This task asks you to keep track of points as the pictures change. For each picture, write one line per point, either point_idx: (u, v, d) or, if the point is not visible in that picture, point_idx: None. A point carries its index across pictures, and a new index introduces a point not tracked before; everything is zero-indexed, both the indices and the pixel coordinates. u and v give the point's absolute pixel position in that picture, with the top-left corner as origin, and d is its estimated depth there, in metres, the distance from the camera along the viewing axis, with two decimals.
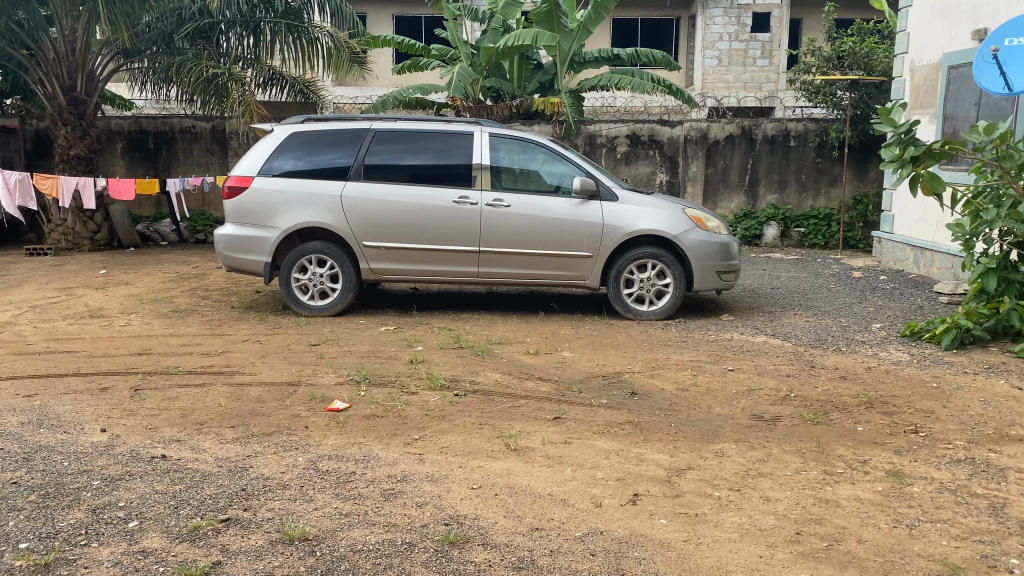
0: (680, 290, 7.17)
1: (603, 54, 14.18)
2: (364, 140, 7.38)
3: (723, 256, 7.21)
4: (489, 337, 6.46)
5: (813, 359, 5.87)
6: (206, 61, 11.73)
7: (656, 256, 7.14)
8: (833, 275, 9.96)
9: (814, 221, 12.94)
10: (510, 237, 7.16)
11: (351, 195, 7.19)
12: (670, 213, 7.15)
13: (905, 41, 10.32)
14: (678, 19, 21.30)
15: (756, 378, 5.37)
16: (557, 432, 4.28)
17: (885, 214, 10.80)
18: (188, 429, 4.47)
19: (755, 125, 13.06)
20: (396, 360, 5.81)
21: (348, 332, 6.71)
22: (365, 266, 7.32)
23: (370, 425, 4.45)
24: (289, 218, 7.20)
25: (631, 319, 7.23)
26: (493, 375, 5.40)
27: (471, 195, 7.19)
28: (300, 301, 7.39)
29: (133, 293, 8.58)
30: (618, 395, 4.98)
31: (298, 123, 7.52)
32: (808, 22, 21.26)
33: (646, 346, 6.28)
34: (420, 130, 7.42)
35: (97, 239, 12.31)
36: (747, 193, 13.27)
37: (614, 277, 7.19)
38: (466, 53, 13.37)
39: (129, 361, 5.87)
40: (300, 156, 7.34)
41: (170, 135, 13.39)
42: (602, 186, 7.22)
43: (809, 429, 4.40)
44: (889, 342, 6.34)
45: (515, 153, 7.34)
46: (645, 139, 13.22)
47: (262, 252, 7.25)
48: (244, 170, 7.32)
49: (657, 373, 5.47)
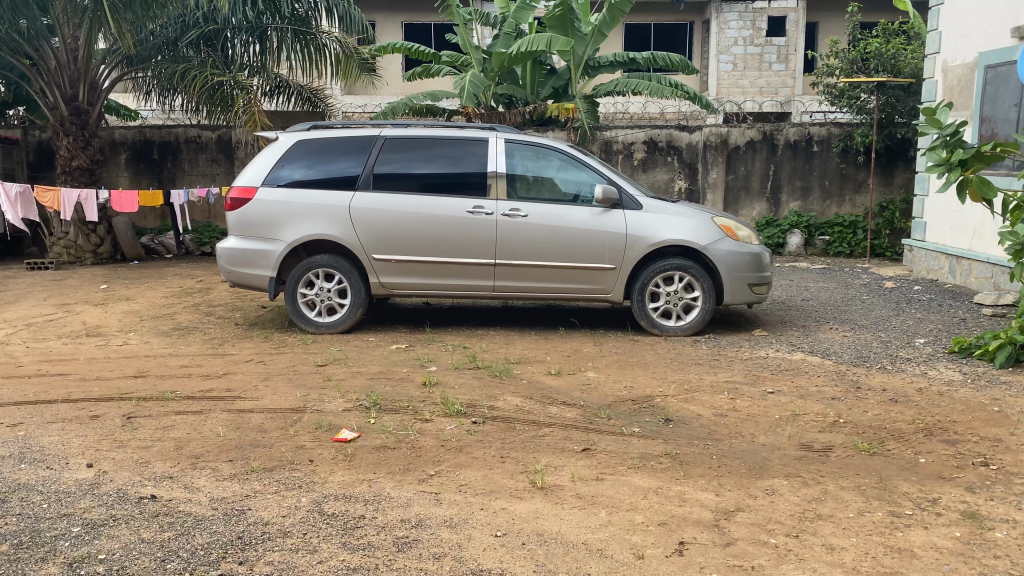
0: (709, 304, 6.75)
1: (618, 58, 13.81)
2: (374, 148, 7.01)
3: (755, 267, 6.79)
4: (508, 356, 6.06)
5: (859, 379, 5.44)
6: (211, 69, 11.41)
7: (683, 267, 6.72)
8: (863, 285, 9.53)
9: (839, 228, 12.54)
10: (528, 249, 6.77)
11: (360, 205, 6.82)
12: (696, 222, 6.75)
13: (936, 41, 9.91)
14: (692, 23, 20.91)
15: (799, 402, 4.95)
16: (587, 467, 3.88)
17: (917, 221, 10.35)
18: (182, 463, 4.08)
19: (777, 130, 12.64)
20: (408, 382, 5.42)
21: (357, 351, 6.32)
22: (375, 280, 6.94)
23: (380, 458, 4.05)
24: (295, 230, 6.83)
25: (657, 334, 6.81)
26: (513, 400, 5.00)
27: (486, 204, 6.81)
28: (307, 318, 7.00)
29: (134, 310, 8.24)
30: (650, 422, 4.57)
31: (304, 130, 7.17)
32: (825, 25, 20.83)
33: (675, 365, 5.87)
34: (432, 137, 7.05)
35: (100, 252, 11.99)
36: (769, 199, 12.85)
37: (638, 291, 6.78)
38: (478, 59, 13.04)
39: (124, 385, 5.49)
40: (308, 165, 6.98)
41: (176, 145, 13.09)
42: (624, 195, 6.82)
43: (866, 462, 3.98)
44: (937, 360, 5.90)
45: (530, 160, 6.96)
46: (662, 145, 12.83)
47: (266, 265, 6.89)
48: (248, 181, 6.98)
49: (691, 397, 5.06)
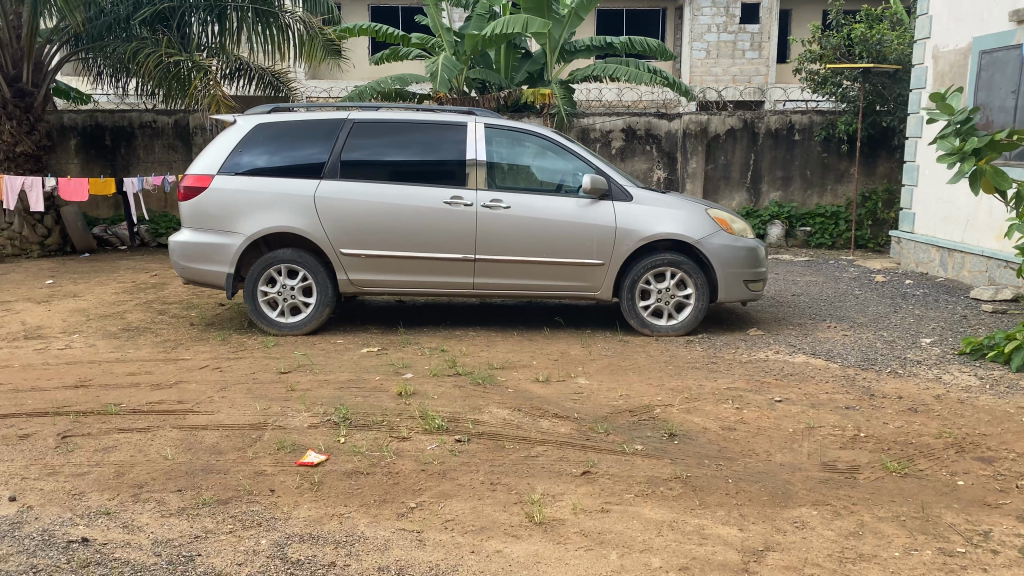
0: (703, 301, 6.31)
1: (595, 42, 13.35)
2: (341, 132, 6.46)
3: (751, 262, 6.35)
4: (490, 361, 5.57)
5: (870, 385, 5.03)
6: (166, 49, 10.70)
7: (675, 263, 6.26)
8: (852, 278, 9.19)
9: (821, 219, 12.22)
10: (510, 243, 6.27)
11: (325, 195, 6.27)
12: (689, 214, 6.30)
13: (926, 26, 9.56)
14: (665, 10, 20.48)
15: (812, 413, 4.53)
16: (590, 496, 3.41)
17: (904, 212, 10.04)
18: (123, 494, 3.53)
19: (758, 117, 12.26)
20: (381, 393, 4.89)
21: (324, 355, 5.78)
22: (343, 277, 6.39)
23: (352, 487, 3.55)
24: (256, 222, 6.27)
25: (648, 335, 6.36)
26: (500, 412, 4.51)
27: (464, 194, 6.30)
28: (269, 318, 6.45)
29: (80, 308, 7.59)
30: (654, 438, 4.11)
31: (264, 113, 6.59)
32: (797, 13, 20.54)
33: (671, 369, 5.42)
34: (404, 121, 6.50)
35: (47, 244, 11.27)
36: (749, 189, 12.47)
37: (628, 288, 6.32)
38: (450, 42, 12.49)
39: (62, 397, 4.90)
40: (270, 151, 6.41)
41: (129, 130, 12.34)
42: (613, 185, 6.35)
43: (899, 484, 3.57)
44: (948, 363, 5.52)
45: (511, 146, 6.46)
46: (641, 133, 12.39)
47: (224, 261, 6.32)
48: (203, 168, 6.39)
49: (695, 407, 4.61)
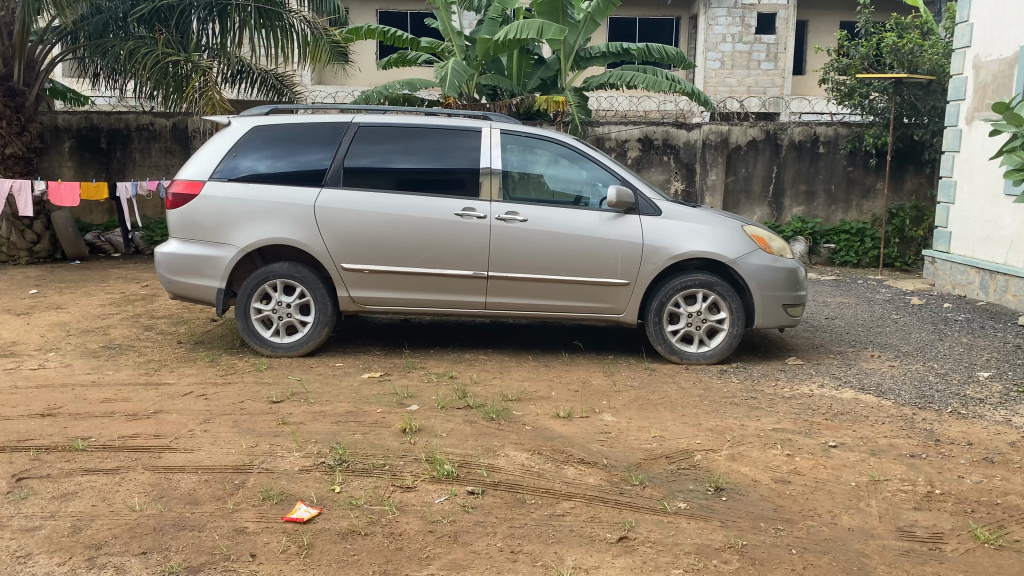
0: (738, 327, 5.76)
1: (611, 49, 12.86)
2: (345, 137, 5.93)
3: (790, 285, 5.81)
4: (504, 391, 5.02)
5: (933, 429, 4.47)
6: (164, 48, 10.21)
7: (708, 284, 5.72)
8: (886, 301, 8.64)
9: (846, 236, 11.66)
10: (526, 260, 5.73)
11: (326, 205, 5.74)
12: (724, 231, 5.76)
13: (966, 34, 9.03)
14: (678, 18, 19.99)
15: (873, 462, 3.98)
16: (631, 572, 2.87)
17: (940, 231, 9.50)
18: (77, 557, 3.00)
19: (781, 129, 11.73)
20: (383, 429, 4.35)
21: (321, 382, 5.24)
22: (344, 294, 5.86)
23: (348, 553, 3.01)
24: (249, 233, 5.75)
25: (676, 362, 5.80)
26: (518, 456, 3.96)
27: (477, 205, 5.76)
28: (262, 338, 5.88)
29: (61, 321, 7.07)
30: (697, 493, 3.57)
31: (261, 115, 6.07)
32: (815, 24, 20.02)
33: (707, 405, 4.87)
34: (413, 126, 5.97)
35: (36, 250, 10.79)
36: (771, 204, 11.93)
37: (655, 311, 5.77)
38: (461, 46, 12.01)
39: (25, 428, 4.36)
40: (267, 156, 5.89)
41: (125, 133, 11.85)
42: (640, 198, 5.81)
43: (996, 560, 3.01)
44: (1015, 402, 4.96)
45: (528, 154, 5.93)
46: (658, 143, 11.86)
47: (215, 275, 5.81)
48: (194, 173, 5.88)
49: (739, 454, 4.06)
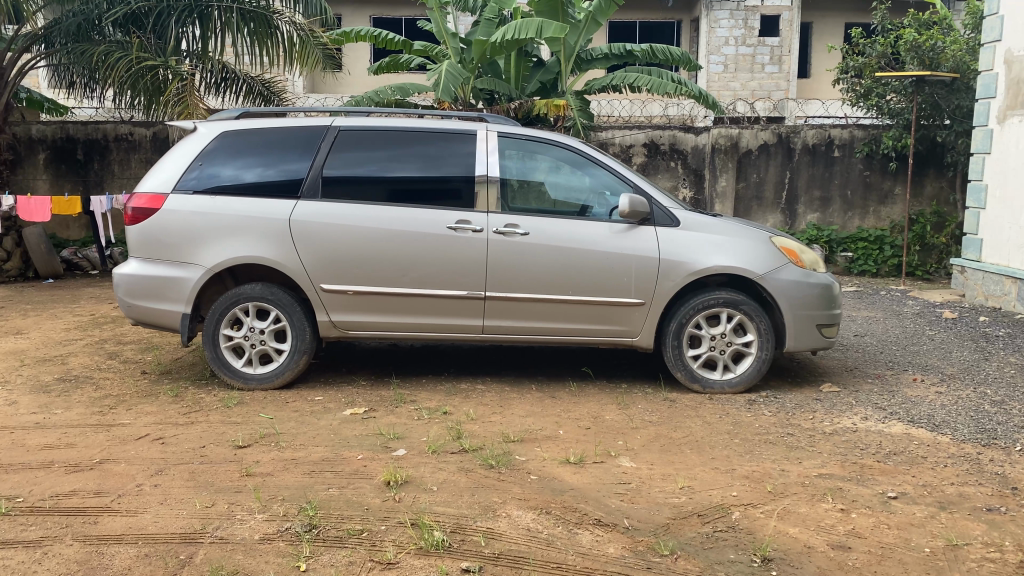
0: (767, 351, 5.13)
1: (614, 50, 12.26)
2: (324, 142, 5.31)
3: (825, 303, 5.18)
4: (505, 430, 4.38)
5: (1006, 473, 3.82)
6: (138, 52, 9.58)
7: (733, 303, 5.09)
8: (916, 314, 8.00)
9: (863, 244, 11.03)
10: (528, 278, 5.11)
11: (303, 219, 5.12)
12: (750, 244, 5.14)
13: (995, 27, 8.41)
14: (679, 22, 19.42)
15: (945, 519, 3.34)
16: None
17: (970, 238, 8.86)
18: None
19: (793, 132, 11.13)
20: (363, 481, 3.71)
21: (297, 421, 4.61)
22: (324, 319, 5.22)
23: None
24: (218, 251, 5.13)
25: (698, 391, 5.16)
26: (521, 516, 3.32)
27: (472, 217, 5.14)
28: (232, 368, 5.24)
29: (16, 350, 6.41)
30: (741, 567, 2.94)
31: (230, 119, 5.46)
32: (819, 26, 19.42)
33: (738, 445, 4.23)
34: (400, 129, 5.35)
35: (6, 268, 10.16)
36: (784, 211, 11.31)
37: (673, 333, 5.14)
38: (455, 49, 11.42)
39: None
40: (237, 165, 5.27)
41: (103, 143, 11.23)
42: (654, 207, 5.19)
43: None
44: None
45: (528, 159, 5.31)
46: (665, 148, 11.26)
47: (179, 299, 5.18)
48: (155, 185, 5.26)
49: (785, 510, 3.42)
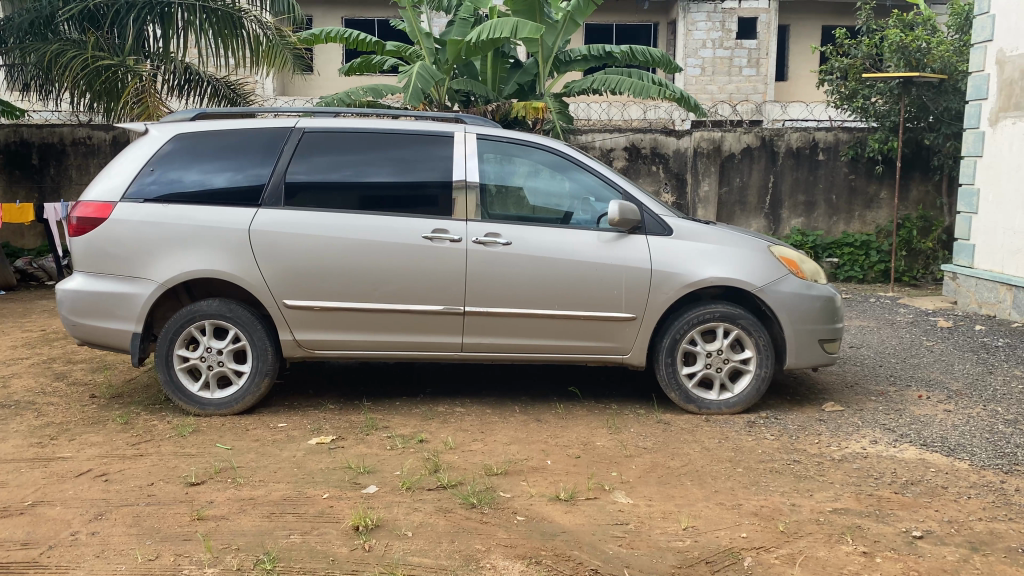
0: (767, 368, 4.78)
1: (593, 51, 11.91)
2: (288, 145, 4.89)
3: (827, 316, 4.85)
4: (487, 462, 3.99)
5: None
6: (93, 51, 9.05)
7: (730, 317, 4.74)
8: (910, 323, 7.71)
9: (849, 249, 10.75)
10: (510, 291, 4.72)
11: (266, 229, 4.70)
12: (747, 253, 4.80)
13: (987, 26, 8.16)
14: (656, 24, 19.16)
15: (980, 563, 3.00)
16: None
17: (962, 243, 8.60)
18: None
19: (777, 135, 10.84)
20: (329, 526, 3.30)
21: (258, 452, 4.19)
22: (288, 337, 4.80)
23: None
24: (173, 264, 4.70)
25: (694, 412, 4.80)
26: (509, 568, 2.94)
27: (450, 226, 4.75)
28: (187, 392, 4.80)
29: None
30: None
31: (185, 121, 5.02)
32: (796, 29, 19.25)
33: (743, 475, 3.88)
34: (370, 131, 4.94)
35: None
36: (768, 215, 11.02)
37: (666, 350, 4.77)
38: (429, 49, 11.03)
39: None
40: (192, 170, 4.84)
41: (60, 148, 10.68)
42: (646, 214, 4.83)
43: None
44: None
45: (508, 163, 4.93)
46: (646, 152, 10.93)
47: (128, 317, 4.74)
48: (102, 193, 4.81)
49: (803, 555, 3.06)
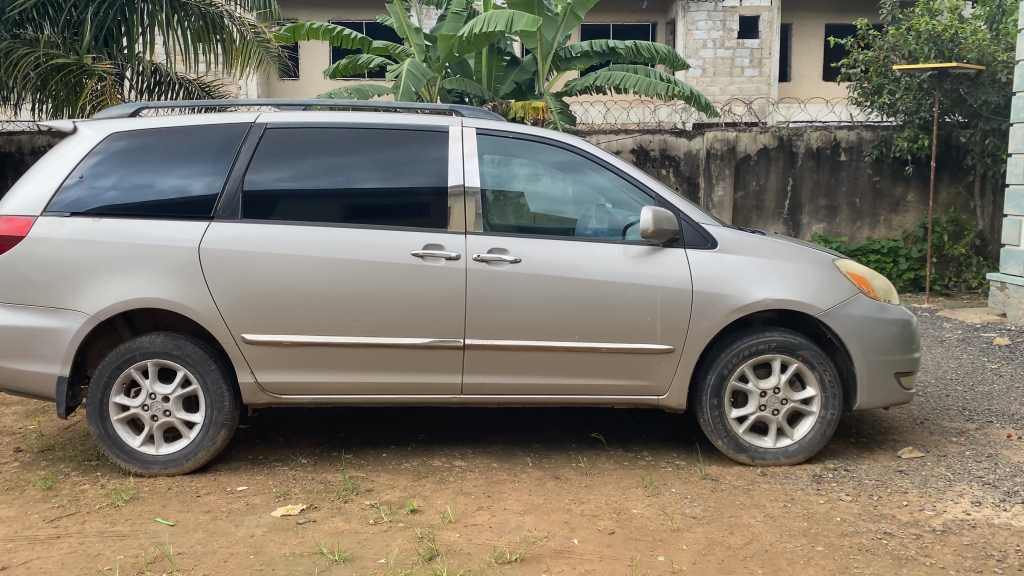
0: (834, 409, 3.93)
1: (595, 47, 11.08)
2: (246, 143, 4.02)
3: (903, 344, 4.00)
4: (498, 543, 3.11)
5: None
6: (47, 49, 7.97)
7: (788, 347, 3.90)
8: (961, 341, 6.87)
9: (876, 257, 9.92)
10: (519, 319, 3.86)
11: (220, 247, 3.83)
12: (807, 268, 3.95)
13: None
14: (654, 24, 18.36)
15: None
16: None
17: (1012, 250, 7.76)
18: None
19: (796, 134, 10.02)
20: None
21: (206, 532, 3.30)
22: (249, 379, 3.93)
23: None
24: (109, 292, 3.82)
25: (745, 464, 3.95)
26: None
27: (445, 241, 3.89)
28: (127, 449, 3.92)
29: None
30: None
31: (122, 118, 4.16)
32: (798, 28, 18.46)
33: (828, 558, 3.00)
34: (346, 125, 4.09)
35: None
36: (787, 221, 10.18)
37: (712, 389, 3.92)
38: (419, 45, 10.13)
39: None
40: (129, 177, 3.98)
41: (17, 158, 9.77)
42: (682, 223, 3.98)
43: None
44: None
45: (513, 164, 4.09)
46: (655, 154, 9.97)
47: (52, 357, 3.86)
48: (18, 207, 3.93)
49: None
